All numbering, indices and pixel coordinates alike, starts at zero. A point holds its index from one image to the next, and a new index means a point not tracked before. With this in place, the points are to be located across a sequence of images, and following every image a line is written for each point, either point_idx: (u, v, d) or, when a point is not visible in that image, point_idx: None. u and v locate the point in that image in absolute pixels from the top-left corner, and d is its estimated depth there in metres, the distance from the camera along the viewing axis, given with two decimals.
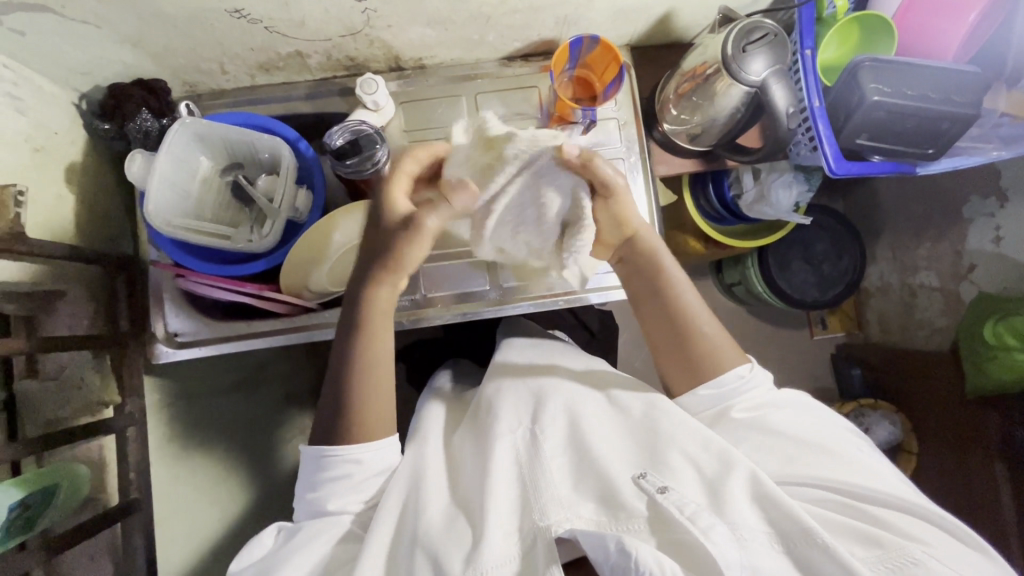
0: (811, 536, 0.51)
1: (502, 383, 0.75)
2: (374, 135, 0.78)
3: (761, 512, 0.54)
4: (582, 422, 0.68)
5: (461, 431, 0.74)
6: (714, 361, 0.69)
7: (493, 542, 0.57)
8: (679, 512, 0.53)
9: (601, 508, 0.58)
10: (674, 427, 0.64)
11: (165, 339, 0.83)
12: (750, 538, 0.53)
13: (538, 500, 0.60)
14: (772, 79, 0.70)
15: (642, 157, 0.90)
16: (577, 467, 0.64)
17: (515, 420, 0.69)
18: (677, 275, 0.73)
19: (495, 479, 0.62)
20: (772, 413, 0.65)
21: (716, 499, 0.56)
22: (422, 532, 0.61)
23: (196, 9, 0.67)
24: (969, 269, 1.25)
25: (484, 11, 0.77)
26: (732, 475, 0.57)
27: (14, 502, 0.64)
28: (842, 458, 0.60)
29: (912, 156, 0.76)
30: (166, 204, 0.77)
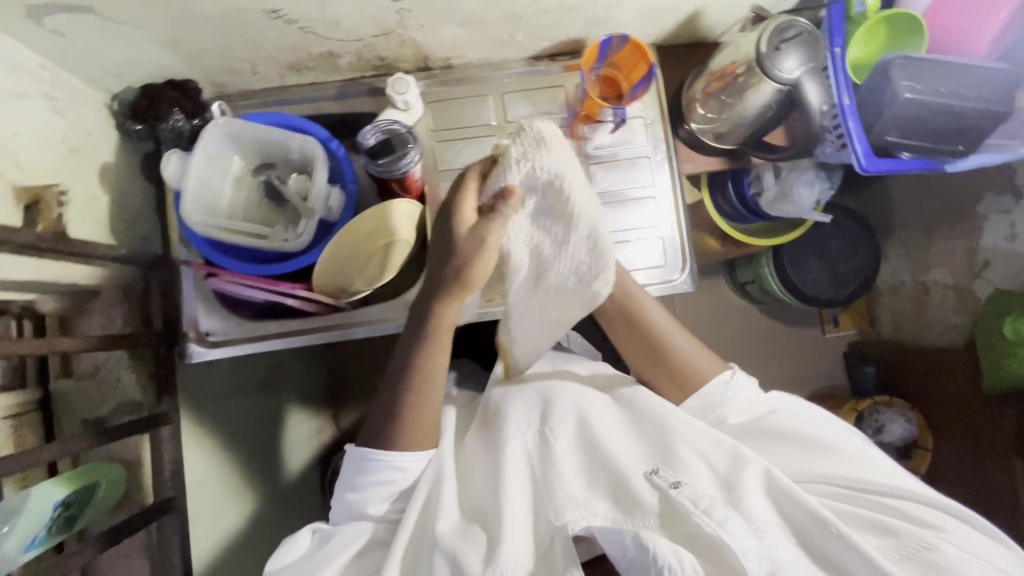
0: (829, 528, 0.54)
1: (509, 388, 0.75)
2: (406, 134, 0.79)
3: (777, 508, 0.57)
4: (591, 421, 0.67)
5: (470, 435, 0.73)
6: (695, 371, 0.70)
7: (510, 544, 0.59)
8: (693, 505, 0.53)
9: (614, 505, 0.58)
10: (685, 424, 0.63)
11: (197, 339, 0.83)
12: (767, 530, 0.55)
13: (552, 500, 0.61)
14: (805, 77, 0.72)
15: (669, 155, 0.91)
16: (588, 465, 0.64)
17: (524, 422, 0.69)
18: (644, 296, 0.74)
19: (508, 480, 0.63)
20: (769, 415, 0.67)
21: (731, 493, 0.57)
22: (440, 535, 0.61)
23: (235, 10, 0.67)
24: (983, 266, 1.25)
25: (516, 11, 0.77)
26: (745, 471, 0.58)
27: (57, 500, 0.65)
28: (843, 452, 0.63)
29: (943, 153, 0.76)
30: (202, 203, 0.78)
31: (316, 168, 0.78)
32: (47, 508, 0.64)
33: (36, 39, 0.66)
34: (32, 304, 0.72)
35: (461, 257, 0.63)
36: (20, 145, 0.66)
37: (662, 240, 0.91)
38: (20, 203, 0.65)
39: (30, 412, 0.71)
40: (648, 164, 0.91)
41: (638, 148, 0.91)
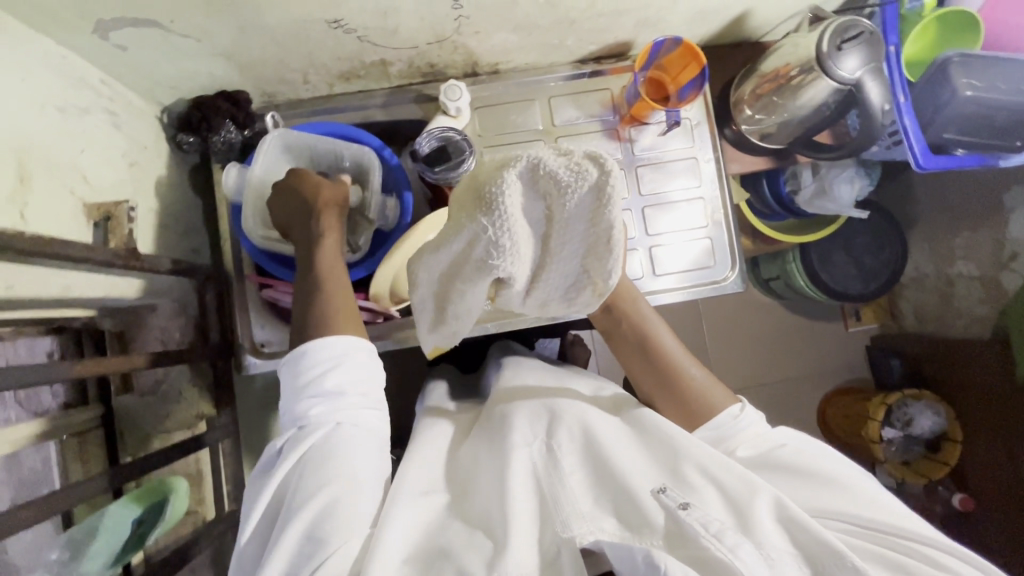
0: (843, 561, 0.48)
1: (516, 402, 0.72)
2: (462, 142, 0.79)
3: (789, 537, 0.51)
4: (595, 432, 0.63)
5: (471, 443, 0.69)
6: (707, 403, 0.68)
7: (517, 552, 0.51)
8: (703, 529, 0.50)
9: (622, 524, 0.53)
10: (693, 444, 0.59)
11: (253, 351, 0.82)
12: (778, 559, 0.49)
13: (558, 512, 0.55)
14: (866, 77, 0.71)
15: (716, 156, 0.91)
16: (596, 479, 0.59)
17: (530, 433, 0.65)
18: (662, 326, 0.73)
19: (514, 487, 0.57)
20: (779, 449, 0.63)
21: (742, 517, 0.52)
22: (443, 545, 0.54)
23: (298, 21, 0.67)
24: (1010, 257, 1.24)
25: (570, 15, 0.77)
26: (757, 496, 0.54)
27: (132, 518, 0.66)
28: (852, 489, 0.58)
29: (999, 149, 0.77)
30: (260, 215, 0.77)
31: (372, 178, 0.78)
32: (124, 524, 0.65)
33: (100, 53, 0.65)
34: (92, 321, 0.73)
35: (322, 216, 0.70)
36: (87, 162, 0.65)
37: (708, 240, 0.91)
38: (91, 219, 0.65)
39: (95, 427, 0.72)
40: (694, 165, 0.91)
41: (682, 149, 0.91)
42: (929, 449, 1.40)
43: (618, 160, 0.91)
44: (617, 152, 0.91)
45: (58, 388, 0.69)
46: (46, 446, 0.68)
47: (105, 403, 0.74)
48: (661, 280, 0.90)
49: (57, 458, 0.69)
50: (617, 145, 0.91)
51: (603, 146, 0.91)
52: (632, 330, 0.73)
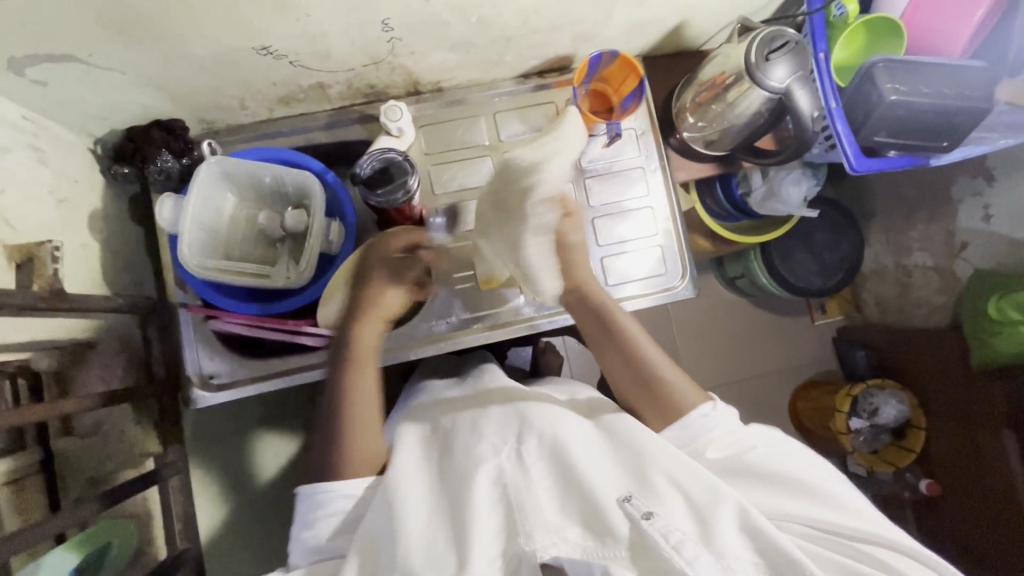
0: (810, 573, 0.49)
1: (487, 409, 0.70)
2: (404, 162, 0.79)
3: (755, 544, 0.52)
4: (565, 439, 0.63)
5: (439, 454, 0.68)
6: (678, 402, 0.69)
7: (476, 567, 0.53)
8: (664, 539, 0.50)
9: (587, 532, 0.54)
10: (660, 451, 0.61)
11: (200, 383, 0.81)
12: (738, 567, 0.50)
13: (521, 521, 0.55)
14: (795, 85, 0.73)
15: (662, 164, 0.92)
16: (562, 487, 0.58)
17: (499, 439, 0.64)
18: (630, 321, 0.75)
19: (477, 506, 0.57)
20: (748, 450, 0.65)
21: (705, 525, 0.53)
22: (401, 555, 0.56)
23: (223, 49, 0.66)
24: (962, 248, 1.28)
25: (505, 33, 0.77)
26: (720, 505, 0.54)
27: (72, 567, 0.63)
28: (823, 495, 0.61)
29: (927, 149, 0.79)
30: (198, 245, 0.75)
31: (313, 201, 0.77)
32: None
33: (18, 90, 0.63)
34: (28, 364, 0.68)
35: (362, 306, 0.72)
36: (7, 202, 0.63)
37: (660, 248, 0.92)
38: (12, 261, 0.63)
39: (33, 474, 0.67)
40: (643, 174, 0.92)
41: (631, 159, 0.92)
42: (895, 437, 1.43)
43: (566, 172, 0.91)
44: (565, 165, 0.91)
45: None
46: None
47: (43, 446, 0.69)
48: (617, 290, 0.90)
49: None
50: None
51: None
52: (602, 327, 0.74)
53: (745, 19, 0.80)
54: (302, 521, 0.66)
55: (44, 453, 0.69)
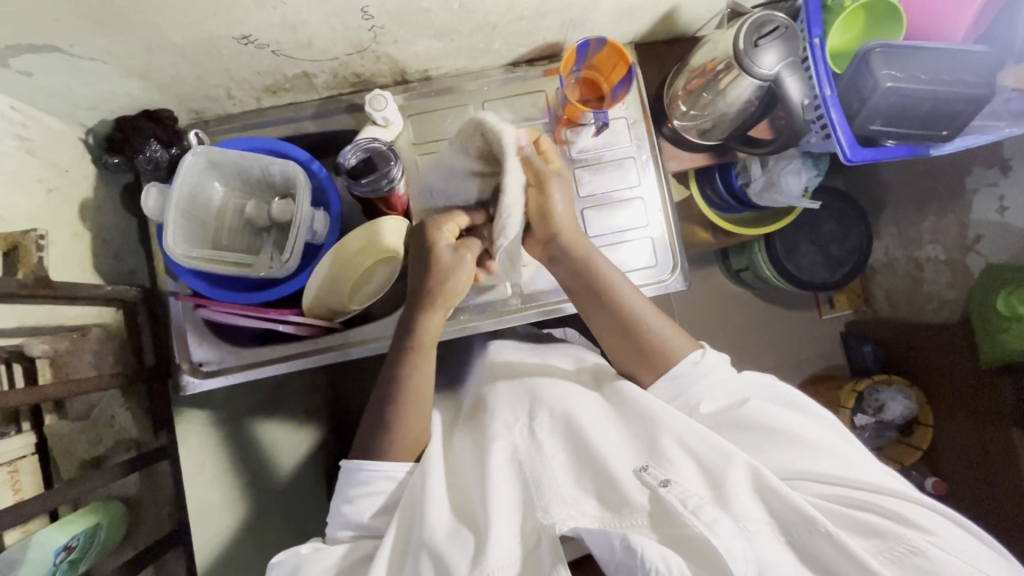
0: (818, 527, 0.54)
1: (500, 387, 0.75)
2: (388, 151, 0.78)
3: (764, 505, 0.56)
4: (577, 415, 0.67)
5: (458, 431, 0.74)
6: (667, 355, 0.70)
7: (497, 542, 0.57)
8: (682, 505, 0.54)
9: (602, 504, 0.58)
10: (672, 418, 0.64)
11: (191, 370, 0.83)
12: (754, 529, 0.55)
13: (538, 497, 0.60)
14: (784, 72, 0.70)
15: (654, 154, 0.90)
16: (575, 460, 0.63)
17: (512, 418, 0.69)
18: (611, 269, 0.74)
19: (496, 479, 0.62)
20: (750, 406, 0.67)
21: (718, 491, 0.57)
22: (427, 532, 0.60)
23: (203, 38, 0.66)
24: (975, 241, 1.23)
25: (490, 20, 0.76)
26: (733, 468, 0.59)
27: (60, 546, 0.65)
28: (820, 443, 0.63)
29: (926, 138, 0.76)
30: (184, 234, 0.76)
31: (298, 191, 0.78)
32: (49, 554, 0.64)
33: (3, 80, 0.64)
34: (19, 348, 0.69)
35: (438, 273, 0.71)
36: None
37: (652, 240, 0.90)
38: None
39: (27, 455, 0.70)
40: (634, 164, 0.90)
41: (622, 148, 0.90)
42: (902, 434, 1.38)
43: (555, 162, 0.90)
44: (555, 154, 0.90)
45: None
46: None
47: (38, 430, 0.72)
48: None
49: None
50: (555, 148, 0.90)
51: None
52: (573, 274, 0.75)
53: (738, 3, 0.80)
54: (345, 495, 0.67)
55: (37, 436, 0.71)
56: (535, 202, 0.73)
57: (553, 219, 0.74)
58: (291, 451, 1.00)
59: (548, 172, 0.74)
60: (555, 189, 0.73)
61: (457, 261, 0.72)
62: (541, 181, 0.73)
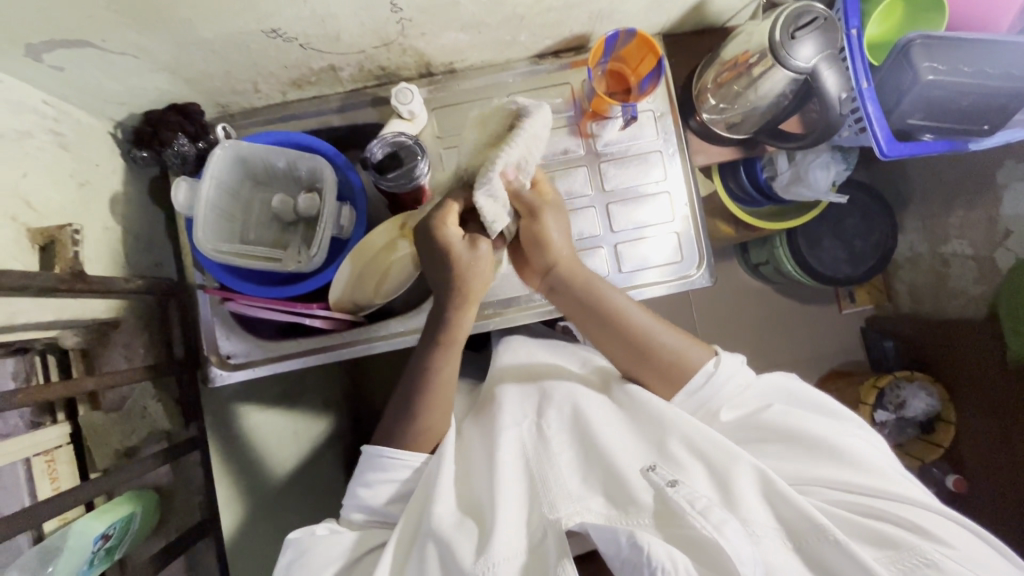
0: (825, 535, 0.53)
1: (507, 385, 0.76)
2: (414, 145, 0.78)
3: (774, 512, 0.56)
4: (586, 412, 0.68)
5: (467, 423, 0.74)
6: (684, 366, 0.68)
7: (504, 536, 0.57)
8: (689, 506, 0.54)
9: (610, 503, 0.58)
10: (679, 416, 0.64)
11: (219, 362, 0.84)
12: (762, 534, 0.55)
13: (546, 493, 0.60)
14: (822, 64, 0.69)
15: (680, 147, 0.89)
16: (583, 458, 0.63)
17: (520, 413, 0.69)
18: (620, 299, 0.72)
19: (502, 473, 0.62)
20: (761, 410, 0.66)
21: (727, 495, 0.57)
22: (432, 521, 0.60)
23: (233, 32, 0.66)
24: (1004, 235, 1.20)
25: (518, 12, 0.75)
26: (738, 469, 0.59)
27: (98, 535, 0.67)
28: (833, 448, 0.62)
29: (966, 133, 0.74)
30: (213, 229, 0.77)
31: (324, 185, 0.77)
32: (89, 542, 0.66)
33: (36, 75, 0.65)
34: (54, 340, 0.72)
35: (460, 274, 0.67)
36: (29, 186, 0.66)
37: (677, 235, 0.89)
38: (36, 243, 0.66)
39: (63, 445, 0.73)
40: (660, 158, 0.89)
41: (648, 142, 0.89)
42: (923, 430, 1.38)
43: (580, 156, 0.89)
44: (580, 148, 0.89)
45: (24, 410, 0.70)
46: (12, 465, 0.67)
47: (72, 421, 0.75)
48: (627, 278, 0.88)
49: (23, 474, 0.68)
50: (580, 141, 0.89)
51: (566, 142, 0.89)
52: (581, 308, 0.72)
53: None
54: (361, 479, 0.68)
55: (73, 427, 0.74)
56: (528, 235, 0.70)
57: (551, 250, 0.70)
58: (312, 443, 1.01)
59: (544, 205, 0.69)
60: (549, 219, 0.69)
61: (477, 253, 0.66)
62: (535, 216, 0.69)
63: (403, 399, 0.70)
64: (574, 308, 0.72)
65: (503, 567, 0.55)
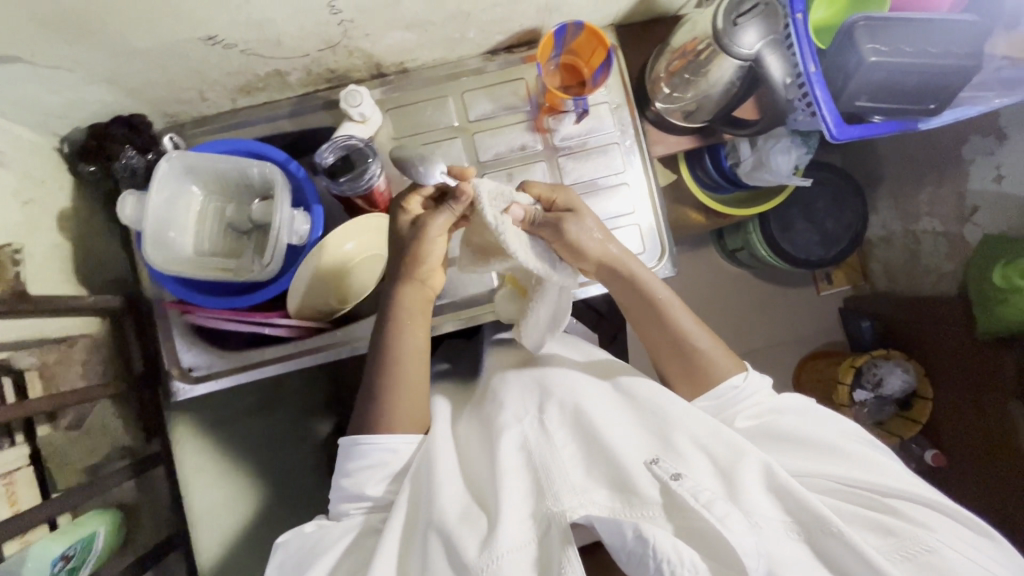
0: (826, 525, 0.54)
1: (507, 375, 0.76)
2: (365, 147, 0.78)
3: (779, 504, 0.56)
4: (589, 409, 0.66)
5: (465, 417, 0.74)
6: (709, 373, 0.71)
7: (510, 527, 0.57)
8: (693, 499, 0.53)
9: (614, 494, 0.57)
10: (684, 416, 0.64)
11: (180, 375, 0.83)
12: (765, 525, 0.54)
13: (549, 486, 0.59)
14: (765, 50, 0.71)
15: (638, 138, 0.89)
16: (587, 450, 0.62)
17: (522, 408, 0.68)
18: (670, 297, 0.73)
19: (505, 470, 0.61)
20: (775, 419, 0.67)
21: (730, 485, 0.57)
22: (435, 516, 0.60)
23: (167, 41, 0.65)
24: (972, 211, 1.22)
25: (462, 9, 0.74)
26: (743, 464, 0.58)
27: (57, 557, 0.66)
28: (841, 449, 0.63)
29: (913, 112, 0.74)
30: (164, 244, 0.75)
31: (276, 192, 0.77)
32: (47, 565, 0.65)
33: None
34: (6, 361, 0.68)
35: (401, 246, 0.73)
36: None
37: (639, 227, 0.89)
38: None
39: (22, 467, 0.69)
40: (619, 150, 0.89)
41: (606, 134, 0.89)
42: (901, 407, 1.39)
43: (539, 151, 0.88)
44: (538, 144, 0.89)
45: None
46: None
47: (30, 441, 0.70)
48: None
49: None
50: (538, 137, 0.88)
51: (524, 138, 0.88)
52: (636, 299, 0.74)
53: None
54: (353, 475, 0.67)
55: (33, 448, 0.70)
56: (563, 247, 0.72)
57: (586, 255, 0.72)
58: None
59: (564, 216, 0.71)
60: (587, 221, 0.72)
61: (424, 227, 0.70)
62: (560, 229, 0.71)
63: (377, 400, 0.70)
64: (628, 298, 0.75)
65: (512, 557, 0.56)
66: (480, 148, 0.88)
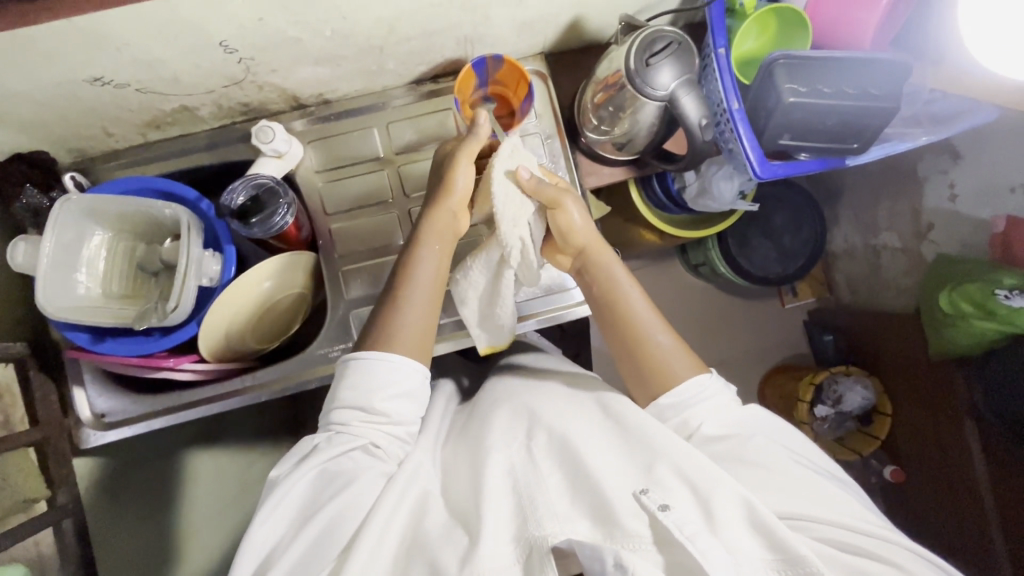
0: (807, 569, 0.47)
1: (495, 402, 0.73)
2: (276, 186, 0.76)
3: (760, 540, 0.50)
4: (573, 433, 0.61)
5: (451, 442, 0.70)
6: (665, 376, 0.65)
7: (492, 545, 0.52)
8: (678, 531, 0.48)
9: (595, 523, 0.52)
10: (669, 440, 0.57)
11: (92, 422, 0.80)
12: (744, 562, 0.48)
13: (532, 510, 0.54)
14: (680, 90, 0.68)
15: (570, 172, 0.86)
16: (573, 481, 0.56)
17: (508, 435, 0.64)
18: (639, 301, 0.69)
19: (487, 486, 0.57)
20: (746, 445, 0.59)
21: (710, 517, 0.50)
22: (421, 535, 0.55)
23: (49, 82, 0.62)
24: (928, 228, 1.17)
25: (374, 43, 0.72)
26: (723, 493, 0.51)
27: None
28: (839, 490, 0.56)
29: (839, 151, 0.72)
30: (64, 288, 0.72)
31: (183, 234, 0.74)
32: None
33: None
34: None
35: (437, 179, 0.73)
36: None
37: None
38: None
39: None
40: None
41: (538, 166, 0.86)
42: (861, 422, 1.35)
43: None
44: None
45: None
46: None
47: None
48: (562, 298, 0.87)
49: None
50: None
51: None
52: (605, 289, 0.71)
53: (628, 16, 0.75)
54: (356, 388, 0.61)
55: None
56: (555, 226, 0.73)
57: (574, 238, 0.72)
58: None
59: (565, 196, 0.71)
60: (570, 208, 0.71)
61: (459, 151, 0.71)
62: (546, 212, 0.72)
63: (379, 324, 0.65)
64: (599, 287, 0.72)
65: None
66: (407, 180, 0.85)
